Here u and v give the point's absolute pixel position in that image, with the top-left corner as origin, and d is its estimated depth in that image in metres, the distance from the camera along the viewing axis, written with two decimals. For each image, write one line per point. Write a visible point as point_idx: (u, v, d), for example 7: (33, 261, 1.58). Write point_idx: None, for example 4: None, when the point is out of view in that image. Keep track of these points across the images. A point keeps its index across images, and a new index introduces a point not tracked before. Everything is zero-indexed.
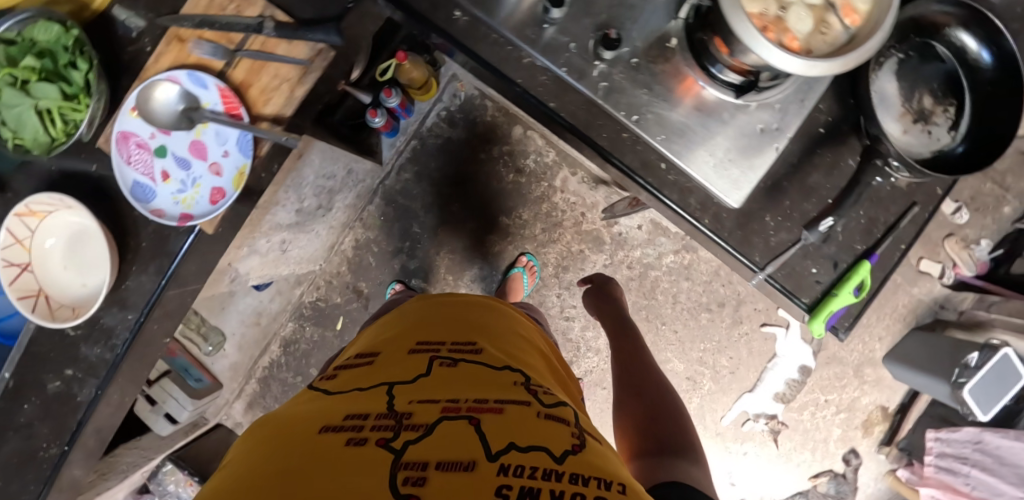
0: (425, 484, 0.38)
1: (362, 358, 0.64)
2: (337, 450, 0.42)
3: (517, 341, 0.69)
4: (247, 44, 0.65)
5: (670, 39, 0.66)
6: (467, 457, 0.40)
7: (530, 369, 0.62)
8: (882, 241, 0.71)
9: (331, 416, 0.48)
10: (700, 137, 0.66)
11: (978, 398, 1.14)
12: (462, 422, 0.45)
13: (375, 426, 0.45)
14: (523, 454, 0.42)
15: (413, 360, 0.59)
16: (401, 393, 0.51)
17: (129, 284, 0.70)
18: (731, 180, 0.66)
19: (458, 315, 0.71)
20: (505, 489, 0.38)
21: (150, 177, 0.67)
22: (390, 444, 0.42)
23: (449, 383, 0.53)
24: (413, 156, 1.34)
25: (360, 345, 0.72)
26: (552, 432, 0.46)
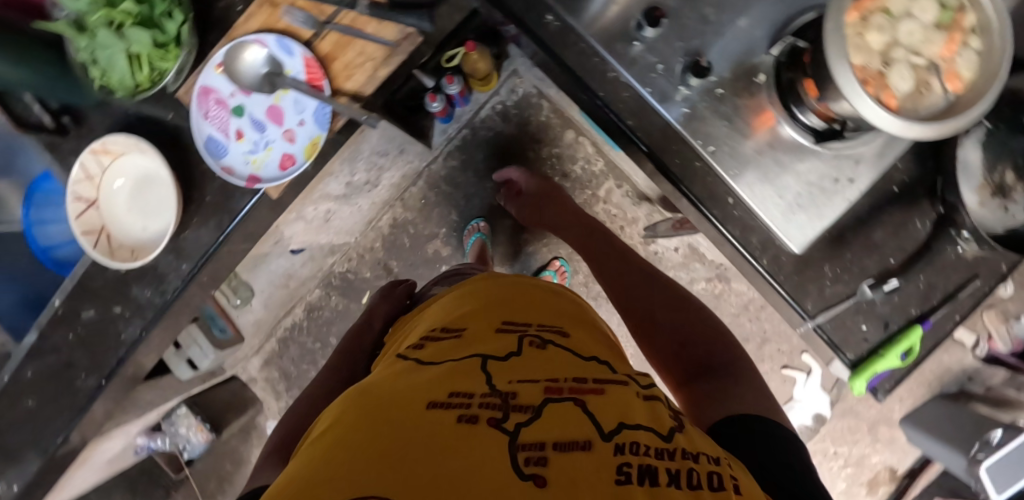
0: (549, 466, 0.37)
1: (440, 328, 0.60)
2: (452, 431, 0.39)
3: (594, 325, 0.65)
4: (337, 18, 0.66)
5: (757, 75, 0.66)
6: (583, 437, 0.39)
7: (614, 356, 0.59)
8: (937, 309, 0.71)
9: (432, 391, 0.44)
10: (771, 176, 0.66)
11: (994, 479, 1.11)
12: (571, 404, 0.43)
13: (484, 403, 0.42)
14: (635, 432, 0.41)
15: (503, 336, 0.55)
16: (498, 369, 0.48)
17: (187, 235, 0.71)
18: (796, 226, 0.66)
19: (535, 296, 0.67)
20: (626, 467, 0.38)
21: (224, 134, 0.68)
22: (505, 426, 0.40)
23: (546, 361, 0.50)
24: (462, 145, 1.35)
25: (429, 317, 0.67)
26: (655, 416, 0.45)
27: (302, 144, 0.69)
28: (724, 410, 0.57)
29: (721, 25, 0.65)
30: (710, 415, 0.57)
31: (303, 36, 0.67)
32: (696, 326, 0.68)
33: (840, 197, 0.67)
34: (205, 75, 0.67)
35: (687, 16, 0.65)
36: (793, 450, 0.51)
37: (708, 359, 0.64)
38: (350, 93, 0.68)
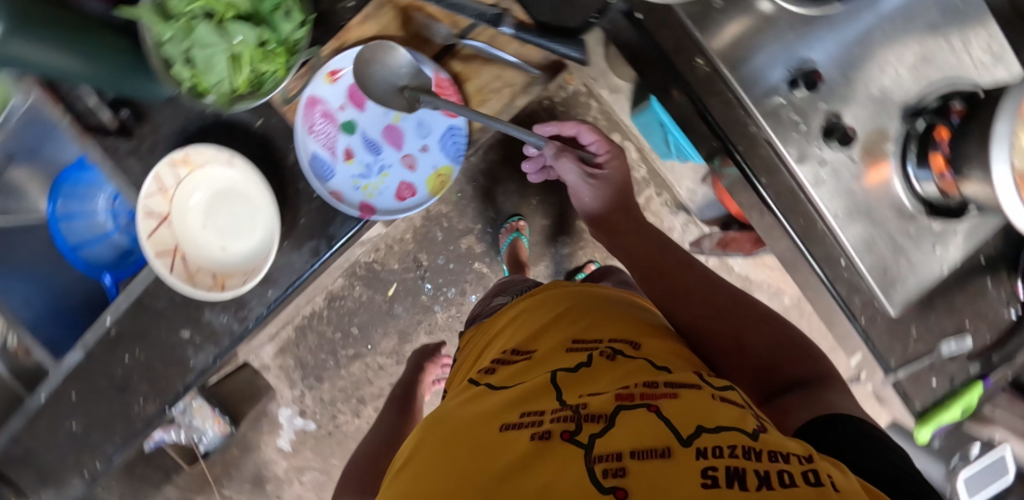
0: (630, 476, 0.39)
1: (512, 348, 0.62)
2: (532, 452, 0.43)
3: (660, 325, 0.62)
4: (473, 33, 0.66)
5: (885, 144, 0.68)
6: (661, 444, 0.40)
7: (688, 355, 0.57)
8: (995, 369, 0.77)
9: (508, 414, 0.49)
10: (879, 235, 0.69)
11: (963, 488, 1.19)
12: (646, 410, 0.44)
13: (557, 418, 0.46)
14: (713, 436, 0.41)
15: (569, 350, 0.56)
16: (570, 385, 0.51)
17: (279, 259, 0.65)
18: (895, 292, 0.70)
19: (598, 300, 0.66)
20: (710, 471, 0.38)
21: (332, 153, 0.66)
22: (581, 440, 0.43)
23: (612, 371, 0.51)
24: (504, 138, 1.29)
25: (500, 336, 0.68)
26: (737, 415, 0.44)
27: (422, 172, 0.71)
28: (802, 414, 0.51)
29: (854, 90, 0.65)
30: (790, 418, 0.51)
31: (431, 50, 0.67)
32: (773, 338, 0.60)
33: (936, 261, 0.70)
34: (313, 85, 0.64)
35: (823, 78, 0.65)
36: (886, 451, 0.45)
37: (779, 373, 0.58)
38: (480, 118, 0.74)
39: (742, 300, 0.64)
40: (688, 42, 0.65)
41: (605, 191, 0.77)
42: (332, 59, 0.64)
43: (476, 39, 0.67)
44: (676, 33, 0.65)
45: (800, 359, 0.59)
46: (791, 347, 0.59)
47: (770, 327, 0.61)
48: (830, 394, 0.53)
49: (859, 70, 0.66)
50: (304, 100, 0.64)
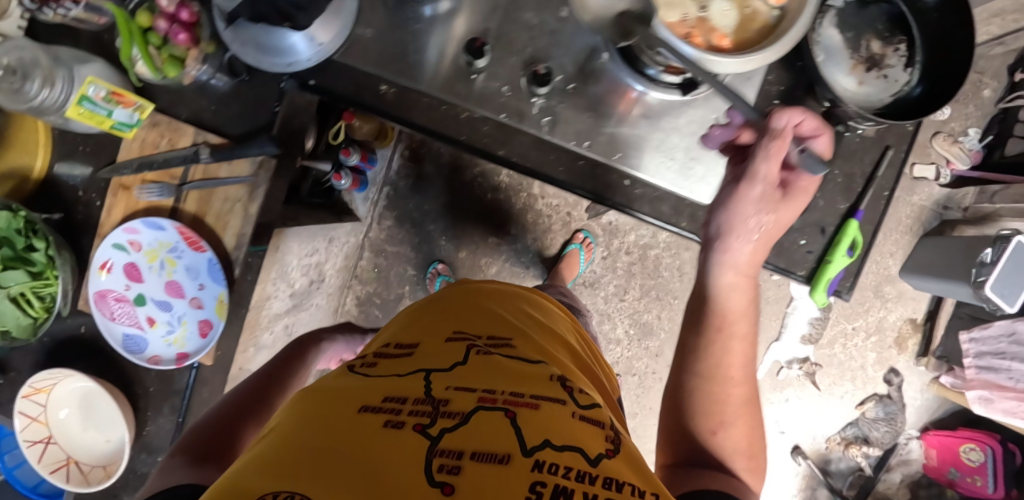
0: (464, 476, 0.27)
1: (389, 339, 0.48)
2: (373, 438, 0.30)
3: (556, 338, 0.52)
4: (189, 176, 0.66)
5: (600, 55, 0.64)
6: (502, 451, 0.29)
7: (574, 370, 0.46)
8: (865, 196, 0.70)
9: (361, 397, 0.35)
10: (659, 139, 0.65)
11: (1000, 292, 1.16)
12: (501, 415, 0.32)
13: (415, 411, 0.33)
14: (558, 453, 0.30)
15: (450, 345, 0.43)
16: (439, 377, 0.37)
17: (150, 431, 0.71)
18: (698, 179, 0.65)
19: (486, 300, 0.54)
20: (540, 488, 0.27)
21: (137, 326, 0.69)
22: (430, 432, 0.31)
23: (492, 371, 0.38)
24: (389, 202, 1.34)
25: (381, 332, 0.54)
26: (590, 437, 0.33)
27: (211, 306, 0.67)
28: (713, 483, 0.51)
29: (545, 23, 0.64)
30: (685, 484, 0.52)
31: (166, 207, 0.67)
32: (745, 442, 0.60)
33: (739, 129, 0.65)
34: (94, 282, 0.67)
35: (508, 30, 0.64)
36: None
37: (728, 464, 0.58)
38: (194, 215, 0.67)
39: (752, 395, 0.63)
40: (364, 76, 0.66)
41: (766, 244, 0.62)
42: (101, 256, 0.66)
43: (192, 181, 0.66)
44: (352, 76, 0.66)
45: (752, 472, 0.59)
46: (751, 463, 0.59)
47: (752, 448, 0.61)
48: (738, 486, 0.53)
49: (535, 5, 0.64)
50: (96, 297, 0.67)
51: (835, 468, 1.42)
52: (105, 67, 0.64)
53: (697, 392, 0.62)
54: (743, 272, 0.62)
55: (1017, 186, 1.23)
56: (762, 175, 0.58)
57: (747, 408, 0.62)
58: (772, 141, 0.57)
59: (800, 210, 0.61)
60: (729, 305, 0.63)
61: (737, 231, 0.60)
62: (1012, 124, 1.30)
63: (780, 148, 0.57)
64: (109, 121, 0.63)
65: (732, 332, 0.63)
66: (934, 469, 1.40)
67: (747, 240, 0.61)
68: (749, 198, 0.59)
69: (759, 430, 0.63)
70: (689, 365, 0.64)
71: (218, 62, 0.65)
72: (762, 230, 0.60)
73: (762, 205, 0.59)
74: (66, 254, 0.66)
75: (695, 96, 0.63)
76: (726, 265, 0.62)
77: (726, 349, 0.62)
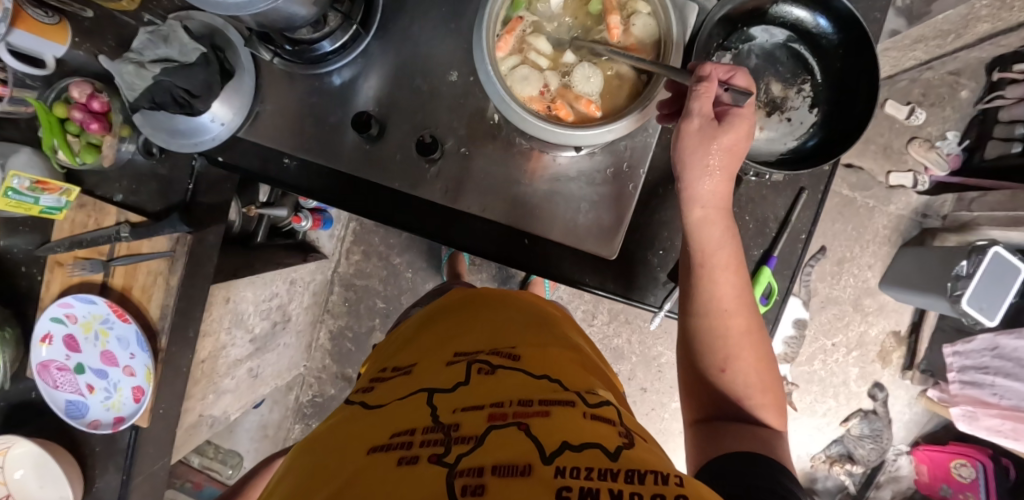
0: (488, 493, 0.31)
1: (390, 368, 0.53)
2: (388, 477, 0.33)
3: (564, 337, 0.54)
4: (116, 251, 0.71)
5: (492, 116, 0.68)
6: (521, 460, 0.32)
7: (583, 367, 0.48)
8: (776, 242, 0.70)
9: (378, 434, 0.39)
10: (549, 196, 0.68)
11: (979, 306, 1.05)
12: (513, 430, 0.36)
13: (426, 441, 0.36)
14: (578, 455, 0.32)
15: (451, 367, 0.46)
16: (445, 402, 0.41)
17: (98, 486, 0.75)
18: (588, 231, 0.69)
19: (490, 315, 0.57)
20: (566, 492, 0.30)
21: (78, 393, 0.72)
22: (447, 460, 0.34)
23: (497, 387, 0.41)
24: (356, 238, 1.37)
25: (383, 357, 0.59)
26: (603, 434, 0.35)
27: (141, 374, 0.71)
28: (741, 446, 0.50)
29: (439, 91, 0.68)
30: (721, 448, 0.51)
31: (98, 281, 0.72)
32: (758, 375, 0.56)
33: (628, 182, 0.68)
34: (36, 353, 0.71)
35: (402, 101, 0.69)
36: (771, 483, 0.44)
37: (742, 403, 0.55)
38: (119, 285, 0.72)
39: (755, 321, 0.56)
40: (269, 150, 0.70)
41: (729, 173, 0.55)
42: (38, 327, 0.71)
43: (118, 256, 0.71)
44: (259, 150, 0.70)
45: (774, 406, 0.56)
46: (772, 398, 0.56)
47: (769, 378, 0.56)
48: (768, 437, 0.52)
49: (427, 72, 0.69)
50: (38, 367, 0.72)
51: (822, 486, 1.34)
52: (33, 155, 0.67)
53: (698, 331, 0.56)
54: (713, 204, 0.55)
55: (996, 193, 1.14)
56: (696, 112, 0.53)
57: (755, 334, 0.56)
58: (700, 83, 0.52)
59: (747, 136, 0.54)
60: (707, 243, 0.55)
61: (694, 168, 0.54)
62: (992, 126, 1.19)
63: (711, 89, 0.52)
64: (39, 206, 0.67)
65: (714, 266, 0.55)
66: (927, 485, 1.30)
67: (703, 176, 0.54)
68: (689, 134, 0.54)
69: (771, 354, 0.58)
70: (685, 306, 0.57)
71: (135, 143, 0.71)
72: (719, 163, 0.54)
73: (703, 140, 0.53)
74: (11, 330, 0.72)
75: (578, 154, 0.67)
76: (690, 200, 0.55)
77: (713, 284, 0.55)
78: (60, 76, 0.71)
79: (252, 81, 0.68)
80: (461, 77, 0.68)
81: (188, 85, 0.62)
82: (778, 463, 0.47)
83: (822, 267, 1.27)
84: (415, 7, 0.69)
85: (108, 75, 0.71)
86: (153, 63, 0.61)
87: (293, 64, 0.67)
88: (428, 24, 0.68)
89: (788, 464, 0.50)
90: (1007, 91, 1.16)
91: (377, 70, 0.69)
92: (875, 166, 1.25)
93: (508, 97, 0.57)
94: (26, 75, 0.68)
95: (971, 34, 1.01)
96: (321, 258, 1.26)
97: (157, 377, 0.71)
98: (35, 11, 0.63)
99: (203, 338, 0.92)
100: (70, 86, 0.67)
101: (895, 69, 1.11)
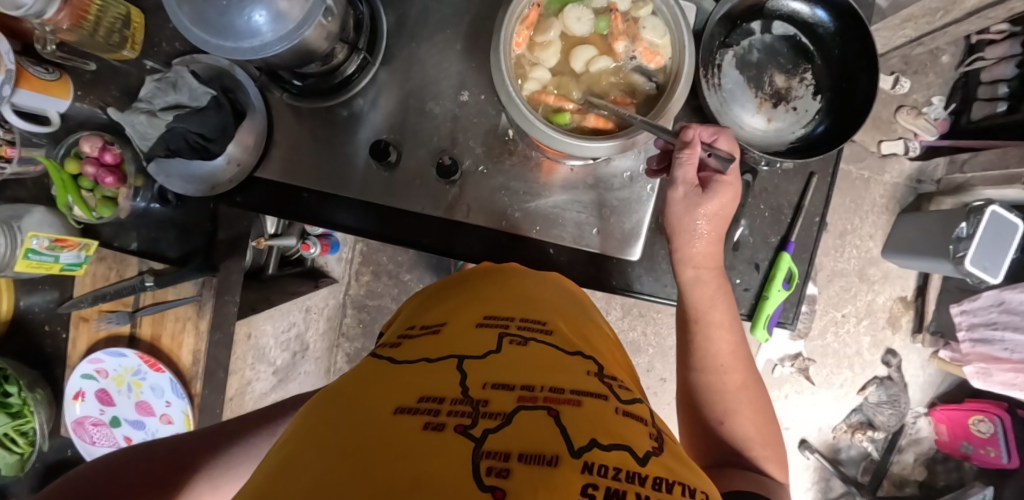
0: (514, 479, 0.29)
1: (417, 325, 0.48)
2: (412, 440, 0.30)
3: (585, 318, 0.52)
4: (142, 301, 0.72)
5: (506, 132, 0.69)
6: (550, 450, 0.30)
7: (607, 356, 0.46)
8: (793, 228, 0.72)
9: (401, 392, 0.35)
10: (566, 203, 0.70)
11: (983, 266, 1.04)
12: (544, 415, 0.33)
13: (454, 411, 0.33)
14: (606, 454, 0.31)
15: (481, 331, 0.43)
16: (476, 371, 0.37)
17: None
18: (611, 236, 0.70)
19: (513, 285, 0.53)
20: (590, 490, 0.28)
21: (117, 446, 0.73)
22: (474, 434, 0.31)
23: (531, 363, 0.38)
24: (363, 259, 1.37)
25: (398, 320, 0.54)
26: (634, 434, 0.34)
27: (179, 421, 0.72)
28: (744, 485, 0.53)
29: (450, 111, 0.70)
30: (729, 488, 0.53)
31: (125, 331, 0.72)
32: (756, 429, 0.60)
33: (648, 182, 0.70)
34: (72, 412, 0.72)
35: (415, 123, 0.70)
36: None
37: (748, 455, 0.58)
38: (151, 334, 0.72)
39: (751, 379, 0.62)
40: (286, 184, 0.71)
41: (717, 235, 0.60)
42: (70, 386, 0.71)
43: (145, 305, 0.72)
44: (275, 188, 0.71)
45: (775, 461, 0.59)
46: (772, 451, 0.59)
47: (767, 434, 0.60)
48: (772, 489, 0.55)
49: (436, 94, 0.70)
50: (76, 425, 0.73)
51: (846, 456, 1.37)
52: (46, 214, 0.67)
53: (700, 386, 0.61)
54: (705, 265, 0.61)
55: (987, 153, 1.14)
56: (681, 180, 0.58)
57: (751, 389, 0.61)
58: (684, 150, 0.57)
59: (733, 202, 0.59)
60: (700, 300, 0.61)
61: (684, 233, 0.60)
62: (975, 88, 1.18)
63: (693, 156, 0.57)
64: (59, 264, 0.66)
65: (710, 323, 0.61)
66: (947, 444, 1.32)
67: (693, 240, 0.60)
68: (676, 201, 0.59)
69: (769, 411, 0.62)
70: (686, 362, 0.62)
71: (150, 191, 0.71)
72: (707, 227, 0.59)
73: (688, 207, 0.58)
74: (43, 390, 0.72)
75: (596, 162, 0.69)
76: (683, 261, 0.61)
77: (710, 340, 0.61)
78: (65, 132, 0.70)
79: (265, 120, 0.68)
80: (470, 95, 0.70)
81: (201, 129, 0.62)
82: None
83: (825, 242, 1.28)
84: (418, 30, 0.70)
85: (116, 125, 0.71)
86: (164, 111, 0.62)
87: (303, 99, 0.69)
88: (434, 46, 0.70)
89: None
90: (986, 52, 1.15)
91: (388, 96, 0.70)
92: (865, 137, 1.23)
93: (534, 117, 0.59)
94: (33, 133, 0.67)
95: (960, 9, 1.01)
96: (331, 283, 1.26)
97: (196, 424, 0.71)
98: (35, 68, 0.62)
99: (231, 377, 0.92)
100: (80, 140, 0.67)
101: (886, 49, 1.13)
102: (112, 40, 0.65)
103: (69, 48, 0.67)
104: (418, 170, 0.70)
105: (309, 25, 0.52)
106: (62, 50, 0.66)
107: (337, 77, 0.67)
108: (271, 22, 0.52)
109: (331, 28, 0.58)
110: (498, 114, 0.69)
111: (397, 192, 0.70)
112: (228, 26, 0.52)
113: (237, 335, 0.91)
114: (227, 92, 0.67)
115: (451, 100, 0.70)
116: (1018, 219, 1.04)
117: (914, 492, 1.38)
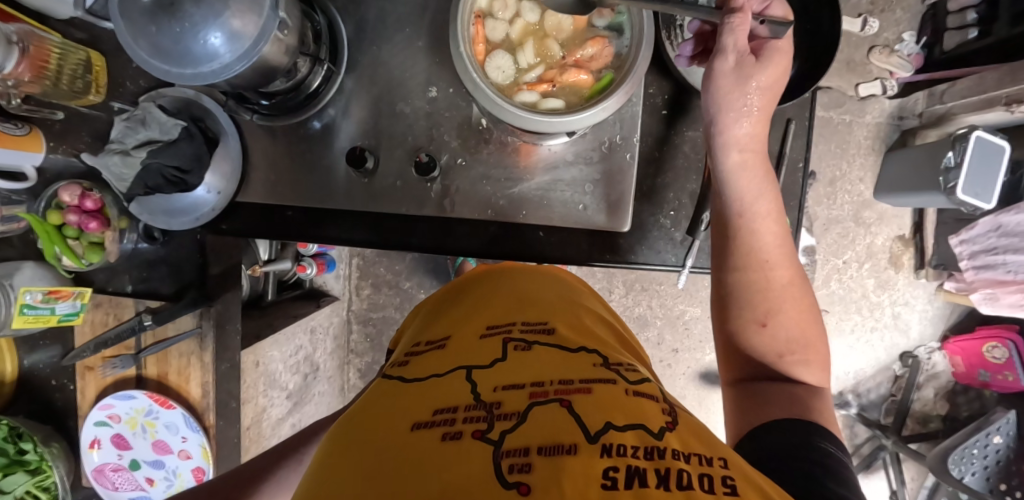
0: (537, 472, 0.29)
1: (423, 341, 0.48)
2: (432, 454, 0.31)
3: (587, 309, 0.52)
4: (143, 342, 0.72)
5: (479, 121, 0.69)
6: (567, 440, 0.30)
7: (613, 343, 0.46)
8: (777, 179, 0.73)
9: (417, 410, 0.35)
10: (551, 184, 0.70)
11: (974, 192, 1.04)
12: (556, 406, 0.33)
13: (469, 417, 0.33)
14: (623, 434, 0.31)
15: (485, 339, 0.43)
16: (486, 378, 0.38)
17: None
18: (599, 210, 0.70)
19: (512, 289, 0.53)
20: (613, 472, 0.28)
21: (140, 487, 0.74)
22: (491, 437, 0.31)
23: (537, 362, 0.39)
24: (361, 272, 1.36)
25: (406, 337, 0.54)
26: (647, 412, 0.34)
27: (198, 454, 0.73)
28: (784, 413, 0.50)
29: (419, 110, 0.70)
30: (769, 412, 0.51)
31: (131, 375, 0.73)
32: (800, 330, 0.57)
33: (628, 151, 0.70)
34: (90, 459, 0.72)
35: (387, 128, 0.70)
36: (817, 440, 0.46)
37: (780, 361, 0.56)
38: (157, 373, 0.73)
39: (797, 276, 0.59)
40: (269, 207, 0.71)
41: (766, 113, 0.60)
42: (85, 435, 0.72)
43: (146, 346, 0.72)
44: (260, 210, 0.71)
45: (815, 364, 0.57)
46: (816, 356, 0.56)
47: (811, 337, 0.57)
48: (806, 397, 0.53)
49: (405, 94, 0.70)
50: (96, 472, 0.73)
51: (867, 400, 1.38)
52: (35, 269, 0.68)
53: (738, 284, 0.58)
54: (750, 149, 0.60)
55: (965, 80, 1.11)
56: (732, 47, 0.57)
57: (796, 289, 0.58)
58: (734, 16, 0.55)
59: (784, 72, 0.59)
60: (743, 191, 0.59)
61: (734, 108, 0.58)
62: (944, 19, 1.15)
63: (745, 21, 0.55)
64: (56, 315, 0.67)
65: (754, 214, 0.59)
66: (964, 375, 1.32)
67: (741, 117, 0.59)
68: (727, 71, 0.58)
69: (815, 313, 0.59)
70: (725, 261, 0.60)
71: (136, 231, 0.71)
72: (757, 103, 0.59)
73: (739, 78, 0.58)
74: (59, 444, 0.72)
75: (572, 138, 0.68)
76: (730, 144, 0.60)
77: (755, 231, 0.59)
78: (44, 185, 0.70)
79: (238, 143, 0.69)
80: (439, 91, 0.70)
81: (176, 162, 0.62)
82: (825, 429, 0.48)
83: (816, 191, 1.27)
84: (378, 34, 0.70)
85: (92, 171, 0.71)
86: (137, 148, 0.62)
87: (276, 117, 0.68)
88: (396, 47, 0.70)
89: (831, 425, 0.50)
90: None
91: (358, 104, 0.70)
92: (841, 82, 1.22)
93: (502, 101, 0.59)
94: (11, 190, 0.67)
95: None
96: (333, 301, 1.26)
97: (214, 455, 0.73)
98: (4, 125, 0.62)
99: (244, 406, 0.93)
100: (59, 190, 0.67)
101: None
102: (77, 86, 0.65)
103: (36, 100, 0.66)
104: (398, 173, 0.70)
105: (264, 41, 0.52)
106: (29, 102, 0.66)
107: (305, 92, 0.67)
108: (227, 42, 0.52)
109: (289, 41, 0.58)
110: (469, 106, 0.69)
111: (383, 197, 0.70)
112: (185, 53, 0.51)
113: (245, 364, 0.93)
114: (197, 122, 0.67)
115: (420, 99, 0.70)
116: (1003, 141, 1.04)
117: (939, 426, 1.38)
